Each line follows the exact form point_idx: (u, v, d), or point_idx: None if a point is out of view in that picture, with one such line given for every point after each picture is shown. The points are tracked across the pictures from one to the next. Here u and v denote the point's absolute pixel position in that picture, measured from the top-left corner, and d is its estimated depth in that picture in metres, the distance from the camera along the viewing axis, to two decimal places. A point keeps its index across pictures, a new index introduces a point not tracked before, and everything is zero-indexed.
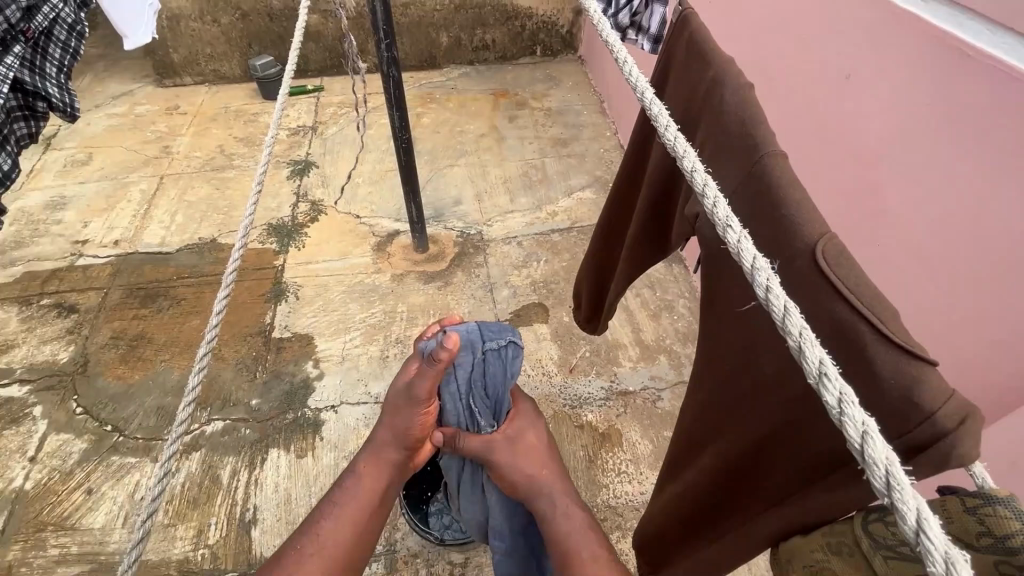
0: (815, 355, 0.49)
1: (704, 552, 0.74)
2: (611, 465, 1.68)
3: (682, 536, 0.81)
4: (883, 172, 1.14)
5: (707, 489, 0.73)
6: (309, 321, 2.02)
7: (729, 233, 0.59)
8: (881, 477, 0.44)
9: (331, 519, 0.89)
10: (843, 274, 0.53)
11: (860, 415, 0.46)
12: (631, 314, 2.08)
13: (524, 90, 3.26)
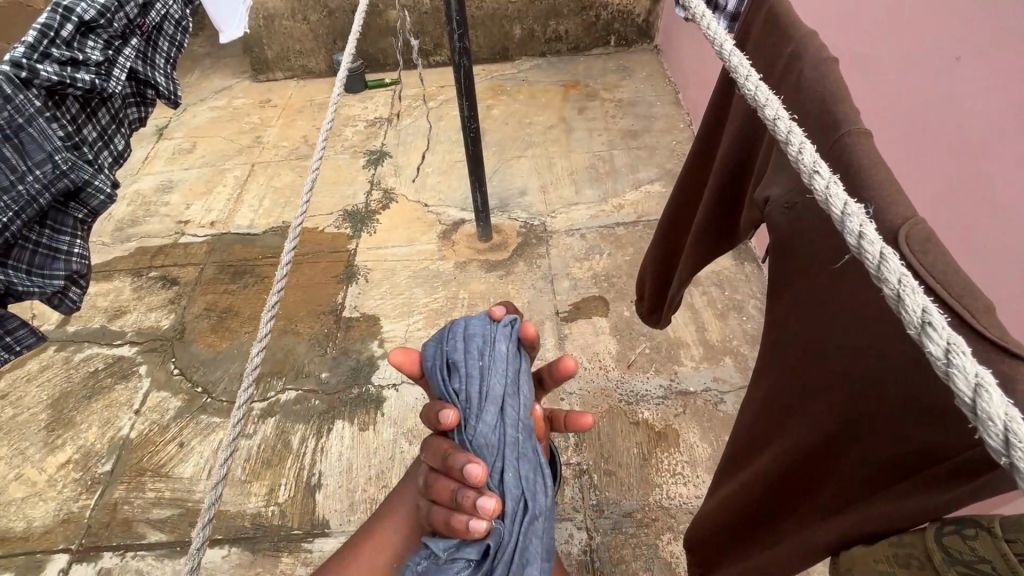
0: (916, 303, 0.45)
1: (759, 556, 0.70)
2: (666, 465, 1.63)
3: (736, 538, 0.77)
4: (981, 154, 1.03)
5: (767, 489, 0.68)
6: (375, 303, 2.11)
7: (815, 178, 0.54)
8: (998, 436, 0.39)
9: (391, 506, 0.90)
10: (931, 263, 0.48)
11: (972, 366, 0.41)
12: (697, 311, 1.99)
13: (595, 81, 3.20)
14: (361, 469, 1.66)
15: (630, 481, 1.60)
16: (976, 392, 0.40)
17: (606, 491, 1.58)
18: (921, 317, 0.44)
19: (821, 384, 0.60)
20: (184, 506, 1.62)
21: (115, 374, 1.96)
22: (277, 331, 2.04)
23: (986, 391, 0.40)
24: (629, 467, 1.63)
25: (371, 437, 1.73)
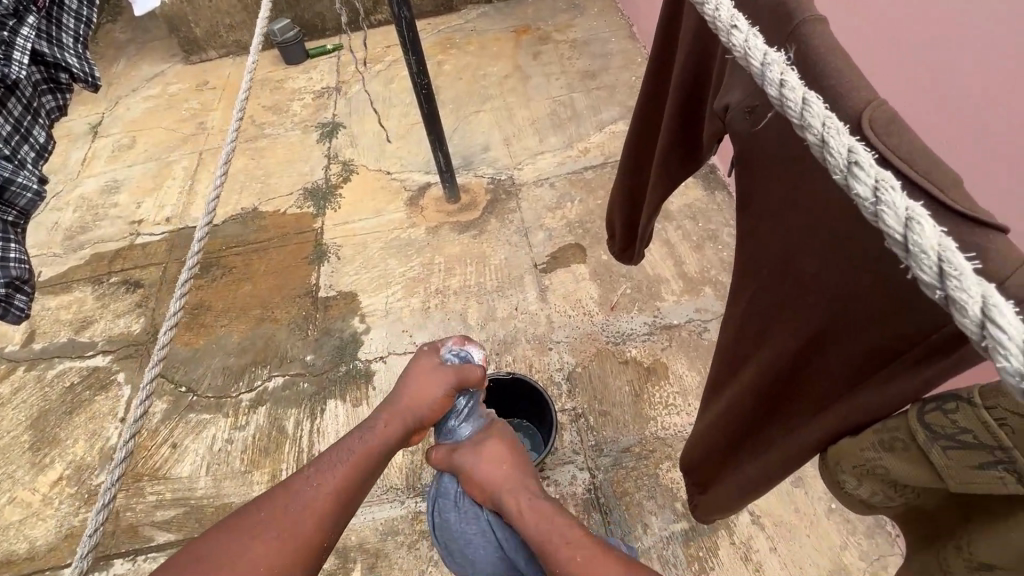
0: (841, 145, 0.47)
1: (754, 464, 0.71)
2: (659, 397, 1.66)
3: (729, 452, 0.79)
4: None
5: (754, 400, 0.69)
6: (351, 279, 2.07)
7: (736, 36, 0.58)
8: (930, 266, 0.42)
9: (329, 472, 0.84)
10: (895, 140, 0.48)
11: (900, 201, 0.44)
12: (673, 246, 2.00)
13: (546, 23, 3.07)
14: None
15: (625, 418, 1.63)
16: (907, 226, 0.43)
17: (603, 429, 1.62)
18: (848, 160, 0.47)
19: (791, 289, 0.61)
20: (188, 504, 1.62)
21: (93, 385, 1.90)
22: (254, 320, 1.99)
23: (918, 223, 0.42)
24: (623, 404, 1.66)
25: (366, 412, 1.72)
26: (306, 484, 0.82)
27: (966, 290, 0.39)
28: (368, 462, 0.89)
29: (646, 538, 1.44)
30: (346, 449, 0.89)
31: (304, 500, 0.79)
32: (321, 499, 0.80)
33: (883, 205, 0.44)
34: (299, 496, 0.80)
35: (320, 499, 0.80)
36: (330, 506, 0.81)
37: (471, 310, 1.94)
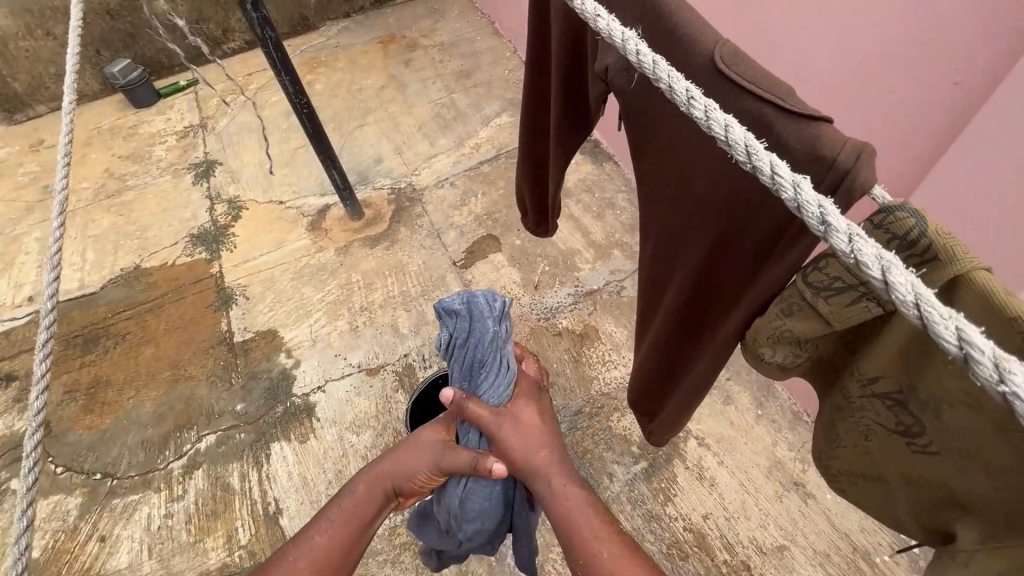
0: (681, 86, 0.57)
1: (690, 377, 0.81)
2: (596, 358, 1.78)
3: (668, 374, 0.89)
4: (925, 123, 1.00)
5: (676, 322, 0.78)
6: (267, 317, 1.96)
7: (599, 20, 0.65)
8: (742, 150, 0.52)
9: (320, 535, 0.89)
10: (740, 69, 0.58)
11: (722, 114, 0.54)
12: (578, 220, 2.13)
13: (411, 30, 3.10)
14: (317, 478, 1.60)
15: (571, 384, 1.73)
16: (727, 129, 0.53)
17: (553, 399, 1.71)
18: (686, 94, 0.56)
19: (677, 231, 0.70)
20: None
21: None
22: (166, 383, 1.82)
23: (733, 126, 0.52)
24: (566, 372, 1.76)
25: (316, 445, 1.66)
26: (293, 553, 0.87)
27: (759, 159, 0.50)
28: (361, 522, 0.93)
29: (613, 486, 1.55)
30: (342, 505, 0.93)
31: (294, 565, 0.85)
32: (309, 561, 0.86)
33: (714, 117, 0.54)
34: (296, 562, 0.85)
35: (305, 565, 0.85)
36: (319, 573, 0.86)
37: (401, 320, 1.93)
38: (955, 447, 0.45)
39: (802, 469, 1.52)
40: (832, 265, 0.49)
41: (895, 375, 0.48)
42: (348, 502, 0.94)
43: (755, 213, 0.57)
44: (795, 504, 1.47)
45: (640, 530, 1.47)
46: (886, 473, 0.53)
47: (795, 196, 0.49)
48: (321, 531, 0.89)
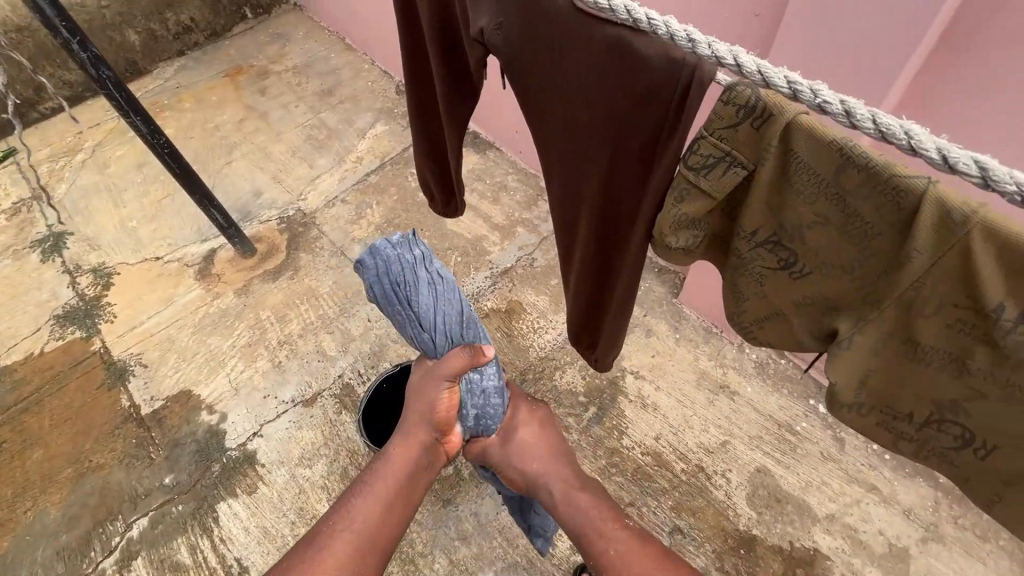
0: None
1: (618, 290, 0.89)
2: (527, 328, 1.86)
3: (601, 294, 0.97)
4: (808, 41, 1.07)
5: (597, 243, 0.86)
6: (174, 379, 1.81)
7: None
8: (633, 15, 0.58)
9: (362, 497, 0.97)
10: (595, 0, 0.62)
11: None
12: (477, 208, 2.21)
13: (257, 58, 2.97)
14: (278, 523, 1.54)
15: (510, 358, 1.80)
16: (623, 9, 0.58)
17: None
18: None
19: (579, 162, 0.77)
20: None
21: None
22: (72, 481, 1.62)
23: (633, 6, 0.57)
24: (502, 348, 1.83)
25: (267, 491, 1.59)
26: (336, 520, 0.94)
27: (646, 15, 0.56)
28: (399, 477, 1.01)
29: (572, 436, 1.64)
30: (379, 469, 1.02)
31: (341, 527, 0.92)
32: (355, 524, 0.93)
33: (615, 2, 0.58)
34: (348, 521, 0.93)
35: (354, 526, 0.93)
36: (369, 531, 0.93)
37: (327, 343, 1.88)
38: (820, 263, 0.57)
39: (723, 373, 1.73)
40: (705, 147, 0.58)
41: (769, 225, 0.60)
42: (383, 465, 1.02)
43: (643, 121, 0.64)
44: (725, 403, 1.66)
45: (605, 467, 1.58)
46: (782, 306, 0.65)
47: (698, 50, 0.55)
48: (362, 493, 0.98)
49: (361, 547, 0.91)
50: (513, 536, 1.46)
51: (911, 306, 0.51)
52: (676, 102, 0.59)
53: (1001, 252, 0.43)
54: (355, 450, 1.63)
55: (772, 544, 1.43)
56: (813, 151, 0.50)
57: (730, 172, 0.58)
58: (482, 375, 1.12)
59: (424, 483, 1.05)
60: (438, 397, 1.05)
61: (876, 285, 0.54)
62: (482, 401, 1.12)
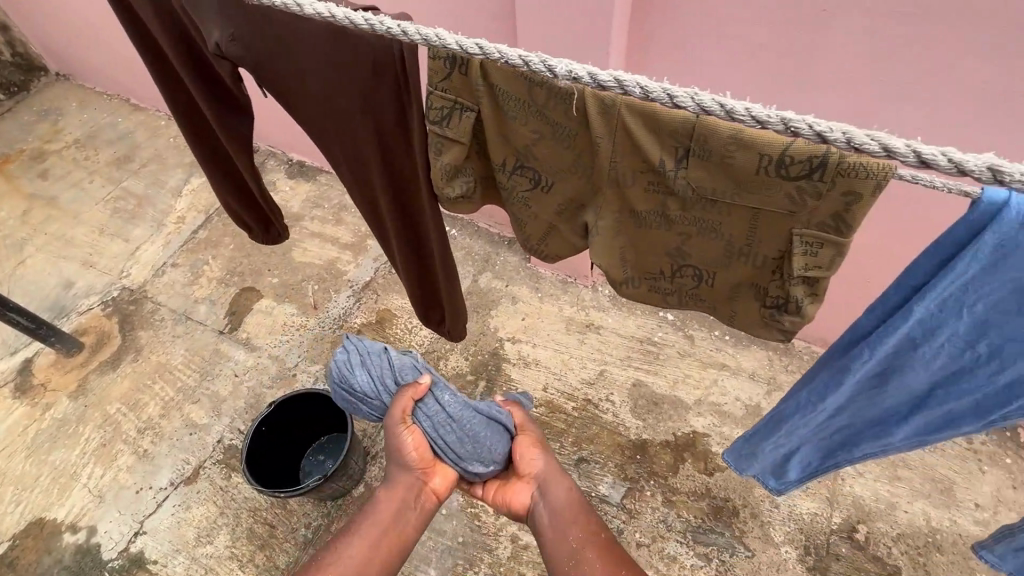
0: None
1: (435, 249, 0.99)
2: (401, 331, 1.89)
3: (425, 260, 1.06)
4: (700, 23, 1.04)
5: (400, 214, 0.94)
6: (17, 513, 1.61)
7: None
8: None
9: (356, 540, 1.01)
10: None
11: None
12: (322, 234, 2.19)
13: (26, 141, 2.61)
14: None
15: None
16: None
17: None
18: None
19: (352, 143, 0.83)
20: None
21: None
22: None
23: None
24: None
25: None
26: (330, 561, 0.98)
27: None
28: (389, 524, 1.04)
29: None
30: (371, 513, 1.05)
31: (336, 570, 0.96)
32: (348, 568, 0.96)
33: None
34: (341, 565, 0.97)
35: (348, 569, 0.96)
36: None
37: (196, 414, 1.75)
38: (555, 171, 0.70)
39: (587, 313, 1.90)
40: (436, 102, 0.68)
41: (511, 154, 0.71)
42: (377, 512, 1.05)
43: (380, 95, 0.72)
44: (594, 338, 1.84)
45: None
46: (551, 219, 0.77)
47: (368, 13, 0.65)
48: (356, 535, 1.01)
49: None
50: (439, 524, 1.49)
51: (619, 183, 0.65)
52: (398, 69, 0.68)
53: (642, 120, 0.57)
54: (256, 508, 1.55)
55: (660, 441, 1.62)
56: (506, 79, 0.62)
57: (463, 117, 0.68)
58: (444, 407, 1.03)
59: (416, 522, 1.06)
60: (404, 443, 1.04)
61: (593, 175, 0.67)
62: (458, 434, 1.04)
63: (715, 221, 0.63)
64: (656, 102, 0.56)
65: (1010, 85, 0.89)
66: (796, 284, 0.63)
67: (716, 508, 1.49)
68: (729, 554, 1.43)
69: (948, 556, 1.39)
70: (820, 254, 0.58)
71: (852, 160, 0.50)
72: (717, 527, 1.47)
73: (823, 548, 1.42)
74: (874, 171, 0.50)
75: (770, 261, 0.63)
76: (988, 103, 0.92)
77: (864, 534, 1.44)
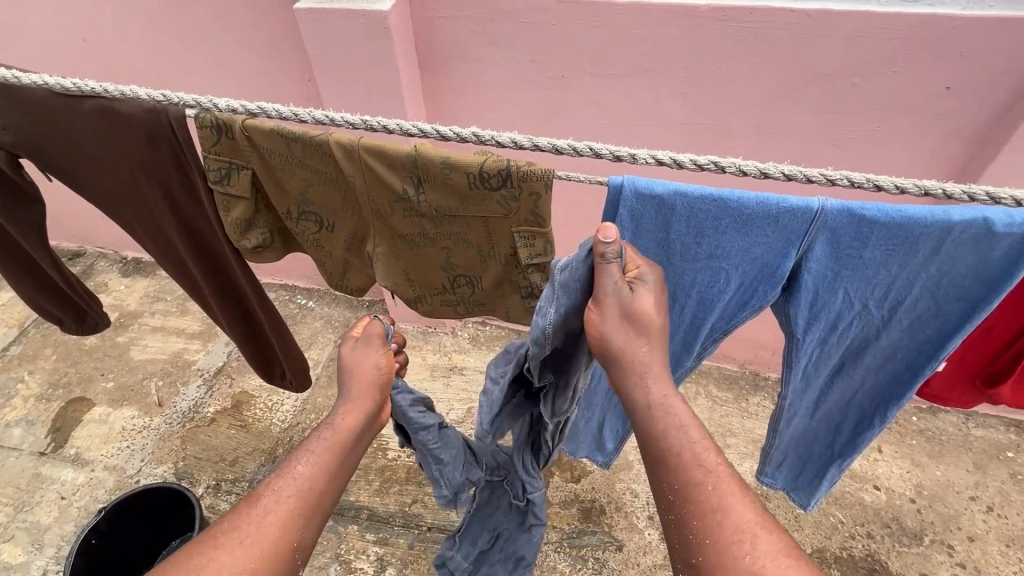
0: None
1: (252, 300, 1.04)
2: (261, 411, 1.83)
3: (248, 311, 1.10)
4: (615, 104, 1.26)
5: (211, 271, 0.99)
6: None
7: None
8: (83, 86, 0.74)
9: (306, 462, 0.76)
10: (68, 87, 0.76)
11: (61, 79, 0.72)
12: (164, 327, 2.07)
13: None
14: None
15: (252, 446, 1.74)
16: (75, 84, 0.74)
17: (245, 471, 1.68)
18: None
19: (148, 211, 0.89)
20: None
21: None
22: None
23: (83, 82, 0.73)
24: (242, 441, 1.75)
25: None
26: (276, 481, 0.73)
27: (90, 86, 0.74)
28: (339, 469, 0.78)
29: None
30: (325, 434, 0.80)
31: (278, 491, 0.72)
32: (293, 489, 0.73)
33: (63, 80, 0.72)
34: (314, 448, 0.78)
35: (293, 487, 0.73)
36: (313, 510, 0.74)
37: (9, 554, 1.51)
38: (331, 213, 0.82)
39: (451, 358, 1.98)
40: (213, 164, 0.78)
41: (292, 203, 0.82)
42: (335, 434, 0.80)
43: (164, 160, 0.82)
44: (460, 380, 1.92)
45: (380, 486, 1.65)
46: (344, 255, 0.88)
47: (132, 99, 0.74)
48: (305, 457, 0.76)
49: (306, 520, 0.72)
50: None
51: (381, 213, 0.79)
52: (174, 138, 0.79)
53: (377, 158, 0.72)
54: None
55: None
56: (266, 139, 0.74)
57: (241, 175, 0.79)
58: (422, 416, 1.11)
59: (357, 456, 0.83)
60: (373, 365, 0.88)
61: (362, 209, 0.80)
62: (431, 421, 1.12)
63: (462, 232, 0.78)
64: (385, 144, 0.71)
65: (716, 119, 1.24)
66: (533, 272, 0.79)
67: (585, 510, 1.61)
68: (601, 550, 1.53)
69: (775, 502, 1.62)
70: (536, 244, 0.76)
71: (524, 167, 0.69)
72: (588, 528, 1.57)
73: None
74: (540, 174, 0.68)
75: (511, 258, 0.80)
76: (732, 135, 1.26)
77: None
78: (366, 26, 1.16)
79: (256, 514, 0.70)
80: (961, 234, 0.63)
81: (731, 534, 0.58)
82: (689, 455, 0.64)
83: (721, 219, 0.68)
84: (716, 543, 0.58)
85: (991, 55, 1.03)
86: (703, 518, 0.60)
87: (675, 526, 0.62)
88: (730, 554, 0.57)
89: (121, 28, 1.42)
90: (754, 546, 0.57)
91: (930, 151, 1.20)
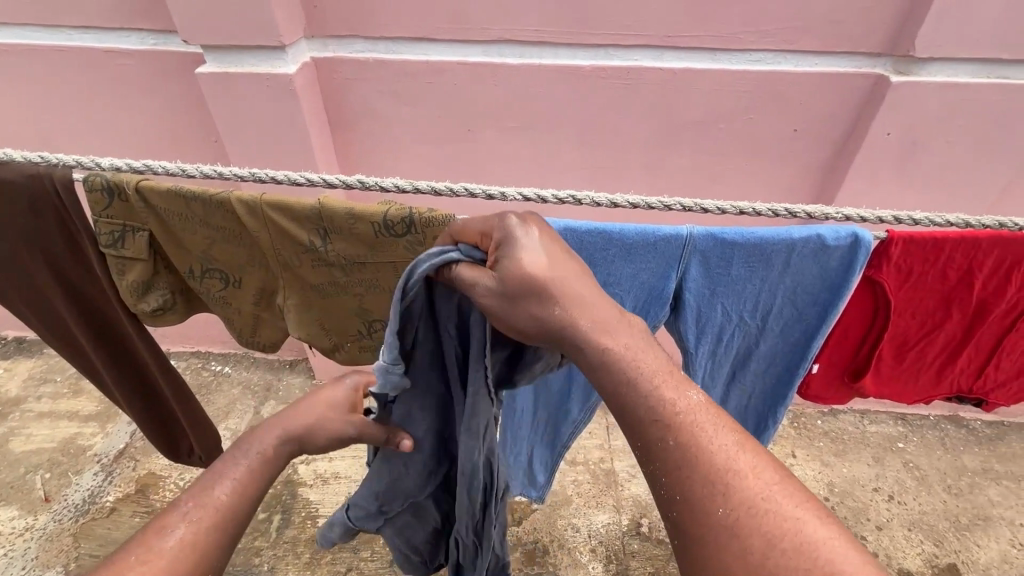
0: None
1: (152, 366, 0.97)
2: (170, 492, 1.66)
3: (148, 378, 1.02)
4: (520, 152, 1.36)
5: (104, 337, 0.93)
6: None
7: None
8: None
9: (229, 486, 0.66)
10: None
11: None
12: (53, 411, 1.86)
13: None
14: None
15: None
16: None
17: None
18: None
19: (28, 281, 0.83)
20: None
21: None
22: None
23: None
24: None
25: None
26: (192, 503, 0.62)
27: None
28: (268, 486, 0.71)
29: (265, 556, 1.53)
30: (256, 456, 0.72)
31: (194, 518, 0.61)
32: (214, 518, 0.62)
33: None
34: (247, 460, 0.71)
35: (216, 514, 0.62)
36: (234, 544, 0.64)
37: None
38: (237, 269, 0.82)
39: None
40: (105, 228, 0.76)
41: (194, 261, 0.81)
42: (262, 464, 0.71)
43: (50, 225, 0.78)
44: None
45: (310, 559, 1.53)
46: (252, 310, 0.87)
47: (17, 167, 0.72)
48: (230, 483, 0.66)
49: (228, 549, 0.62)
50: None
51: (289, 265, 0.79)
52: (61, 203, 0.76)
53: (281, 213, 0.74)
54: None
55: None
56: (164, 199, 0.74)
57: (136, 238, 0.77)
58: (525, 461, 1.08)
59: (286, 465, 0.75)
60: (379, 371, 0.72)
61: (269, 262, 0.80)
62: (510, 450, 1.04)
63: (373, 278, 0.81)
64: (289, 197, 0.73)
65: (611, 161, 1.37)
66: None
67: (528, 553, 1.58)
68: None
69: None
70: None
71: (425, 214, 0.73)
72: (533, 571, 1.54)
73: (621, 551, 1.59)
74: (442, 219, 0.73)
75: None
76: (627, 174, 1.40)
77: (648, 525, 1.66)
78: (272, 88, 1.19)
79: (170, 546, 0.58)
80: (802, 249, 0.75)
81: (725, 468, 0.48)
82: (663, 385, 0.53)
83: (609, 249, 0.75)
84: (708, 484, 0.47)
85: (822, 102, 1.23)
86: (693, 457, 0.49)
87: (657, 474, 0.50)
88: (723, 495, 0.46)
89: (2, 94, 1.36)
90: (752, 478, 0.47)
91: (791, 180, 1.39)
